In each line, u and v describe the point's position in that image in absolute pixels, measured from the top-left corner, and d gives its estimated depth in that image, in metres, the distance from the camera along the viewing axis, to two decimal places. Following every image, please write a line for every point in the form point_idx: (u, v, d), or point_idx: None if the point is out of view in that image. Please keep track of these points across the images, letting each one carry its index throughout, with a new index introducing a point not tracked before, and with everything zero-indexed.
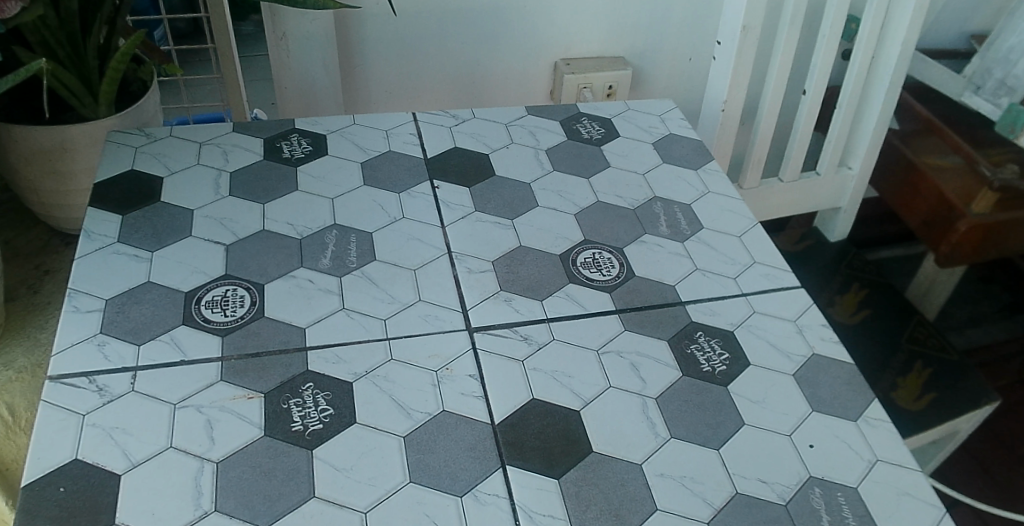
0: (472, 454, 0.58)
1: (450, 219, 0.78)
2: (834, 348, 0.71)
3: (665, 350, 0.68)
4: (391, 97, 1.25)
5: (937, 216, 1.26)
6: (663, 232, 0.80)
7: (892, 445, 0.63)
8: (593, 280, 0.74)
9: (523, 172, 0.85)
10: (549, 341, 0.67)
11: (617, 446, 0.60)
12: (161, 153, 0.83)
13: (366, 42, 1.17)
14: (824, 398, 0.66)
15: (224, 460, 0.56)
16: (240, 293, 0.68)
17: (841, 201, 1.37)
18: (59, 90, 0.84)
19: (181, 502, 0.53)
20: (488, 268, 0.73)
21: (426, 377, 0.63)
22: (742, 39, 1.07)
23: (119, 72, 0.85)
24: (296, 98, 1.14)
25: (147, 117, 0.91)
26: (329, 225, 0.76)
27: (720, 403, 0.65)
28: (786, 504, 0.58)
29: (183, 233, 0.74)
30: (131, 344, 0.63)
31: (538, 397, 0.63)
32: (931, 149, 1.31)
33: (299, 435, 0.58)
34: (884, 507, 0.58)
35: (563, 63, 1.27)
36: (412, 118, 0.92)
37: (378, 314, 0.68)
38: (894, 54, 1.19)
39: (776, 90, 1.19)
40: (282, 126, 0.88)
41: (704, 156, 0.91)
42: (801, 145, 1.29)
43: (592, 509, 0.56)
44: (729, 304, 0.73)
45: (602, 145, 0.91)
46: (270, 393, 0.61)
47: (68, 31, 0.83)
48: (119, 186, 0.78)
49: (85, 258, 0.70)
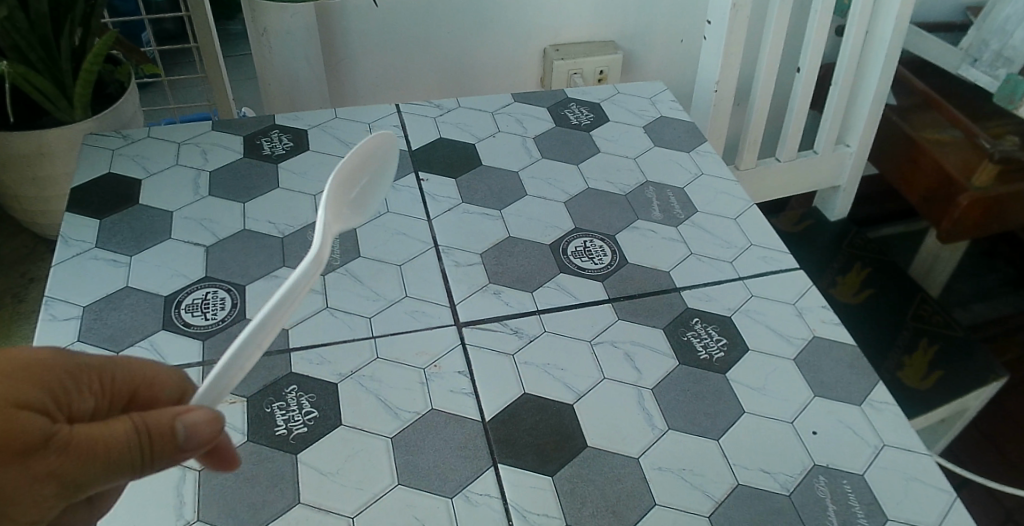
0: (462, 454, 0.57)
1: (437, 212, 0.76)
2: (835, 330, 0.69)
3: (660, 339, 0.66)
4: (378, 90, 1.23)
5: (938, 191, 1.24)
6: (656, 217, 0.78)
7: (898, 428, 0.61)
8: (585, 269, 0.72)
9: (511, 160, 0.83)
10: (540, 333, 0.65)
11: (612, 440, 0.59)
12: (139, 155, 0.81)
13: (350, 35, 1.15)
14: (826, 382, 0.64)
15: (207, 468, 0.55)
16: (221, 295, 0.66)
17: (841, 180, 1.34)
18: (34, 95, 0.81)
19: (164, 514, 0.52)
20: (477, 261, 0.71)
21: (414, 375, 0.61)
22: (732, 17, 1.05)
23: (93, 73, 0.82)
24: (281, 95, 1.12)
25: (126, 119, 0.88)
26: (312, 222, 0.74)
27: (719, 392, 0.63)
28: (789, 494, 0.56)
29: (163, 235, 0.72)
30: (109, 352, 0.61)
31: (530, 392, 0.61)
32: (932, 124, 1.28)
33: (283, 440, 0.56)
34: (891, 493, 0.56)
35: (552, 49, 1.25)
36: (395, 110, 0.90)
37: (364, 312, 0.66)
38: (889, 29, 1.16)
39: (769, 69, 1.16)
40: (262, 122, 0.86)
41: (697, 138, 0.88)
42: (797, 125, 1.26)
43: (587, 506, 0.54)
44: (725, 289, 0.71)
45: (591, 131, 0.89)
46: (253, 397, 0.59)
47: (39, 34, 0.81)
48: (97, 190, 0.76)
49: (61, 265, 0.68)
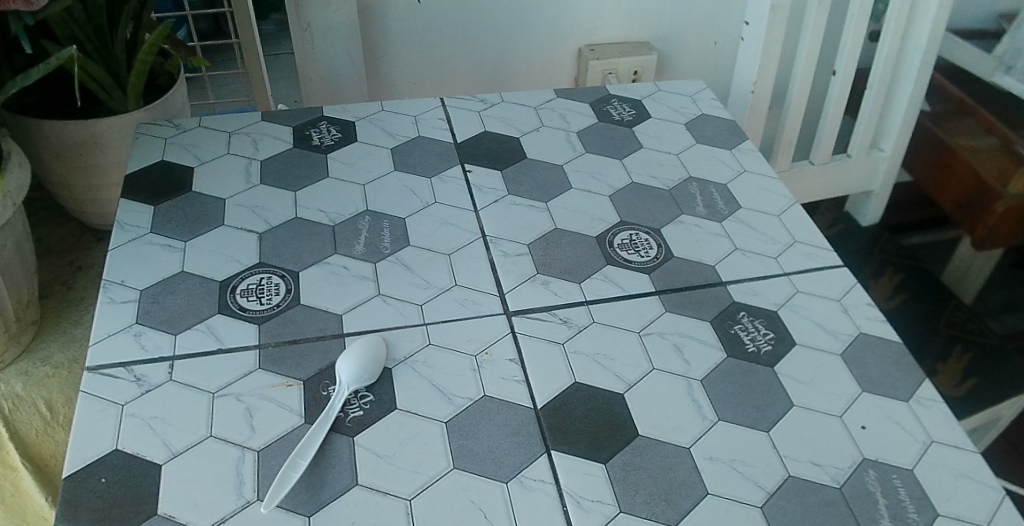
0: (516, 440, 0.57)
1: (484, 203, 0.77)
2: (881, 327, 0.68)
3: (708, 331, 0.67)
4: (415, 86, 1.24)
5: (972, 198, 1.24)
6: (700, 212, 0.78)
7: (946, 426, 0.61)
8: (632, 261, 0.72)
9: (555, 154, 0.84)
10: (589, 323, 0.66)
11: (663, 429, 0.59)
12: (190, 144, 0.82)
13: (390, 31, 1.16)
14: (873, 378, 0.64)
15: (265, 448, 0.55)
16: (275, 281, 0.67)
17: (874, 185, 1.34)
18: (90, 85, 0.85)
19: (224, 492, 0.53)
20: (525, 252, 0.72)
21: (466, 361, 0.62)
22: (770, 17, 1.05)
23: (146, 63, 0.86)
24: (321, 89, 1.14)
25: (174, 110, 0.93)
26: (361, 211, 0.75)
27: (768, 384, 0.63)
28: (840, 487, 0.56)
29: (216, 222, 0.73)
30: (167, 333, 0.63)
31: (581, 381, 0.61)
32: (966, 131, 1.27)
33: (340, 422, 0.57)
34: (942, 489, 0.56)
35: (588, 49, 1.25)
36: (440, 104, 0.91)
37: (415, 299, 0.67)
38: (925, 33, 1.16)
39: (806, 71, 1.17)
40: (310, 114, 0.87)
41: (739, 136, 0.89)
42: (832, 128, 1.26)
43: (641, 494, 0.55)
44: (772, 283, 0.72)
45: (634, 127, 0.89)
46: (309, 380, 0.60)
47: (96, 25, 0.85)
48: (150, 177, 0.77)
49: (118, 250, 0.70)
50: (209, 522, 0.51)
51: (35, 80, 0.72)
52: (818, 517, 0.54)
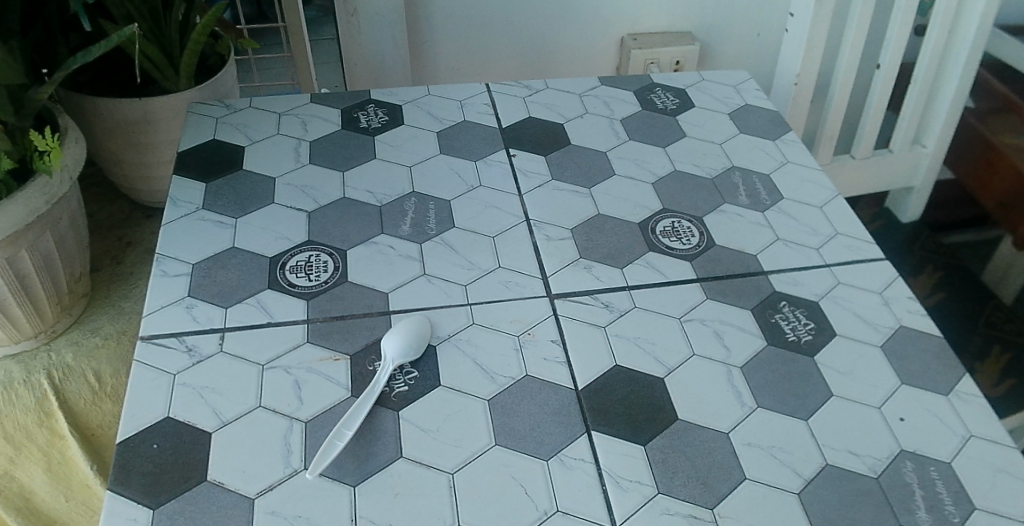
0: (556, 419, 0.58)
1: (527, 188, 0.78)
2: (924, 321, 0.68)
3: (749, 320, 0.67)
4: (458, 73, 1.26)
5: (1017, 198, 1.20)
6: (743, 201, 0.79)
7: (986, 420, 0.60)
8: (674, 248, 0.73)
9: (598, 140, 0.85)
10: (630, 308, 0.67)
11: (703, 414, 0.59)
12: (241, 123, 0.84)
13: (434, 18, 1.18)
14: (913, 372, 0.64)
15: (313, 420, 0.57)
16: (323, 258, 0.69)
17: (916, 181, 1.32)
18: (145, 64, 0.89)
19: (274, 461, 0.55)
20: (568, 236, 0.73)
21: (509, 341, 0.63)
22: (817, 8, 1.04)
23: (198, 45, 0.89)
24: (366, 74, 1.19)
25: (225, 90, 0.97)
26: (408, 193, 0.76)
27: (808, 373, 0.63)
28: (877, 477, 0.56)
29: (265, 200, 0.75)
30: (218, 306, 0.65)
31: (621, 364, 0.62)
32: (1007, 128, 1.25)
33: (385, 396, 0.59)
34: (979, 483, 0.56)
35: (630, 38, 1.25)
36: (485, 89, 0.92)
37: (459, 280, 0.68)
38: (972, 27, 1.14)
39: (850, 64, 1.15)
40: (358, 96, 0.89)
41: (783, 127, 0.88)
42: (874, 123, 1.25)
43: (679, 476, 0.55)
44: (814, 274, 0.71)
45: (678, 115, 0.89)
46: (356, 355, 0.61)
47: (150, 6, 0.88)
48: (202, 155, 0.80)
49: (172, 224, 0.72)
50: (259, 489, 0.53)
51: (96, 57, 0.73)
52: (855, 506, 0.54)
